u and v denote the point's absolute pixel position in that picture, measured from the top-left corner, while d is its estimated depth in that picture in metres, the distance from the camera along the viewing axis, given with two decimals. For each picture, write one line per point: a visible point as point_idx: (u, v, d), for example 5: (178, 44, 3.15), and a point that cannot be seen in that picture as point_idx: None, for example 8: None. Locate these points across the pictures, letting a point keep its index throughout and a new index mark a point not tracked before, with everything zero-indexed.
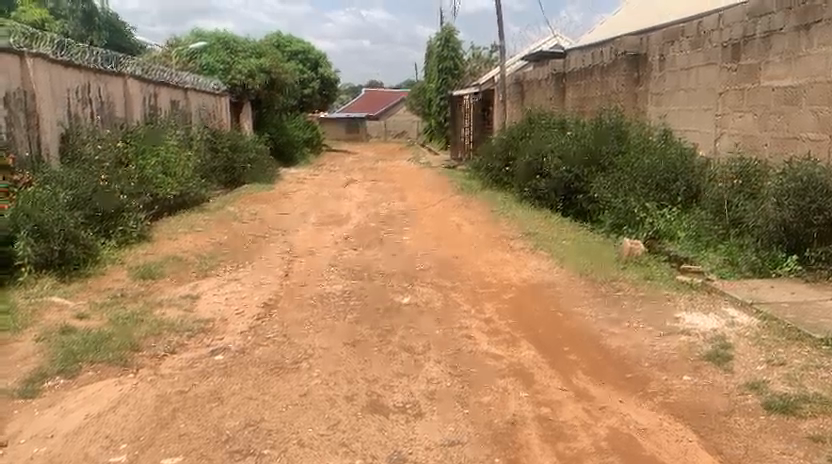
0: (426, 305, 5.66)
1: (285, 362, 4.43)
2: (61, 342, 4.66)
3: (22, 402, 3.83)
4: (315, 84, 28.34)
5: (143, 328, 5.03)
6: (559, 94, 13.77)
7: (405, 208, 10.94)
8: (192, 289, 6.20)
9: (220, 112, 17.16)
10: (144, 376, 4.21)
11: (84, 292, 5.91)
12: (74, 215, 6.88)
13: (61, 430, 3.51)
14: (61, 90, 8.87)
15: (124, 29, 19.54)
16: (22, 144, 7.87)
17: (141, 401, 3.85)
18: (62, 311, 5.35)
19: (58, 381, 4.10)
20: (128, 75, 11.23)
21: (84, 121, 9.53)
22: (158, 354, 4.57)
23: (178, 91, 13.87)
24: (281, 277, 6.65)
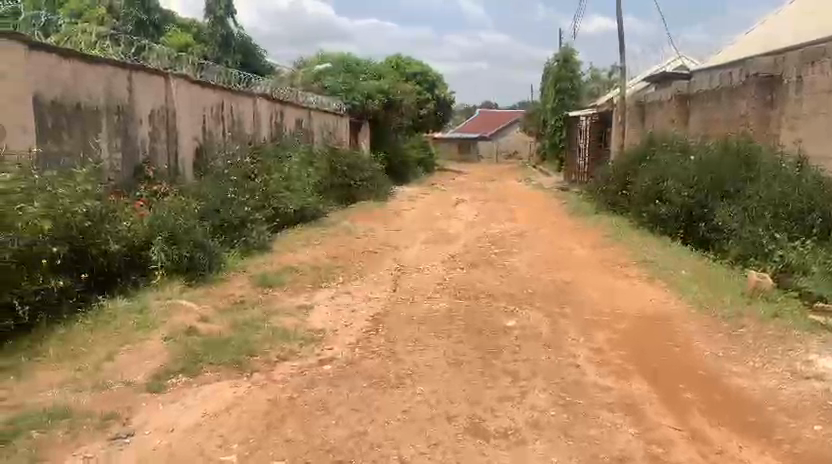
0: (533, 330, 5.57)
1: (390, 377, 4.50)
2: (187, 342, 5.00)
3: (149, 396, 4.15)
4: (431, 106, 28.88)
5: (260, 334, 5.30)
6: (683, 116, 13.18)
7: (516, 230, 10.83)
8: (306, 299, 6.47)
9: (340, 132, 17.84)
10: (257, 380, 4.43)
11: (209, 297, 6.31)
12: (203, 224, 7.38)
13: (181, 425, 3.76)
14: (198, 108, 9.60)
15: (257, 52, 20.83)
16: (161, 158, 8.60)
17: (253, 404, 4.05)
18: (189, 313, 5.75)
19: (180, 379, 4.40)
20: (258, 95, 11.95)
21: (217, 138, 10.25)
22: (271, 360, 4.80)
23: (302, 110, 14.60)
24: (390, 293, 6.79)
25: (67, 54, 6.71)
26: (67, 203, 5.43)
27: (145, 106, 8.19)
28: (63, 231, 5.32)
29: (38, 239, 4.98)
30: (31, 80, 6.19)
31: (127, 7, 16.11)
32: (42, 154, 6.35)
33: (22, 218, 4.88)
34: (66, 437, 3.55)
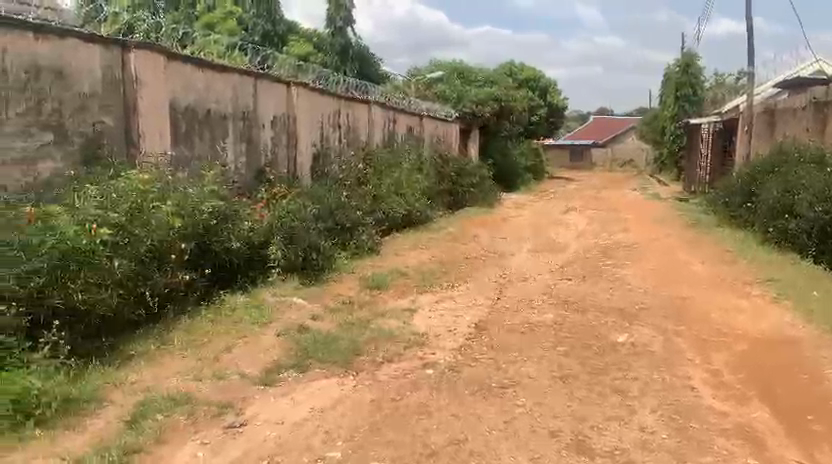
0: (644, 347, 5.36)
1: (492, 386, 4.49)
2: (298, 338, 5.23)
3: (262, 388, 4.37)
4: (543, 112, 28.51)
5: (366, 334, 5.45)
6: (819, 124, 12.21)
7: (628, 241, 10.45)
8: (411, 303, 6.57)
9: (450, 138, 17.97)
10: (362, 380, 4.55)
11: (321, 296, 6.56)
12: (318, 225, 7.69)
13: (290, 419, 3.93)
14: (316, 115, 10.00)
15: (373, 61, 21.45)
16: (281, 162, 9.05)
17: (358, 403, 4.16)
18: (301, 311, 6.00)
19: (291, 374, 4.61)
20: (373, 103, 12.30)
21: (333, 143, 10.63)
22: (376, 360, 4.92)
23: (414, 116, 14.86)
24: (494, 300, 6.76)
25: (200, 64, 7.23)
26: (196, 203, 5.84)
27: (268, 112, 8.65)
28: (191, 229, 5.70)
29: (169, 235, 5.38)
30: (168, 88, 6.71)
31: (255, 19, 17.10)
32: (175, 156, 6.86)
33: (157, 215, 5.29)
34: (187, 422, 3.81)
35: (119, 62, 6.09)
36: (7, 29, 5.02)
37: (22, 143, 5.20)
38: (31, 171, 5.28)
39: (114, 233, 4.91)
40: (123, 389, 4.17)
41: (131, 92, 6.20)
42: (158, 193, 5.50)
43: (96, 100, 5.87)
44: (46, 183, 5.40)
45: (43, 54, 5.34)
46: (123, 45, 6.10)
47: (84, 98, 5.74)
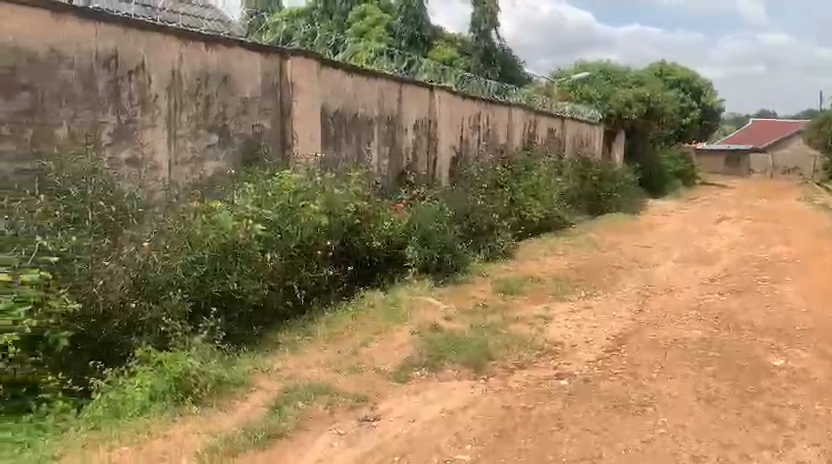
0: (805, 373, 4.90)
1: (630, 402, 4.30)
2: (432, 337, 5.32)
3: (396, 385, 4.50)
4: (696, 114, 26.87)
5: (499, 338, 5.43)
6: None
7: (789, 255, 9.58)
8: (546, 310, 6.46)
9: (594, 141, 17.42)
10: (494, 385, 4.55)
11: (454, 297, 6.62)
12: (453, 227, 7.77)
13: (421, 418, 4.01)
14: (457, 117, 10.12)
15: (516, 63, 21.33)
16: (421, 164, 9.24)
17: (489, 408, 4.16)
18: (435, 311, 6.10)
19: (424, 373, 4.71)
20: (513, 105, 12.24)
21: (472, 146, 10.70)
22: (508, 367, 4.88)
23: (556, 119, 14.57)
24: (635, 313, 6.47)
25: (350, 69, 7.56)
26: (341, 202, 6.12)
27: (411, 116, 8.88)
28: (335, 227, 6.00)
29: (316, 233, 5.68)
30: (320, 93, 7.09)
31: (403, 25, 17.68)
32: (324, 158, 7.23)
33: (305, 212, 5.62)
34: (325, 412, 4.01)
35: (278, 69, 6.54)
36: (183, 40, 5.57)
37: (192, 143, 5.71)
38: (200, 169, 5.81)
39: (268, 229, 5.28)
40: (269, 375, 4.47)
41: (287, 97, 6.64)
42: (307, 193, 5.84)
43: (256, 104, 6.34)
44: (210, 180, 5.91)
45: (212, 63, 5.85)
46: (281, 53, 6.55)
47: (246, 103, 6.22)
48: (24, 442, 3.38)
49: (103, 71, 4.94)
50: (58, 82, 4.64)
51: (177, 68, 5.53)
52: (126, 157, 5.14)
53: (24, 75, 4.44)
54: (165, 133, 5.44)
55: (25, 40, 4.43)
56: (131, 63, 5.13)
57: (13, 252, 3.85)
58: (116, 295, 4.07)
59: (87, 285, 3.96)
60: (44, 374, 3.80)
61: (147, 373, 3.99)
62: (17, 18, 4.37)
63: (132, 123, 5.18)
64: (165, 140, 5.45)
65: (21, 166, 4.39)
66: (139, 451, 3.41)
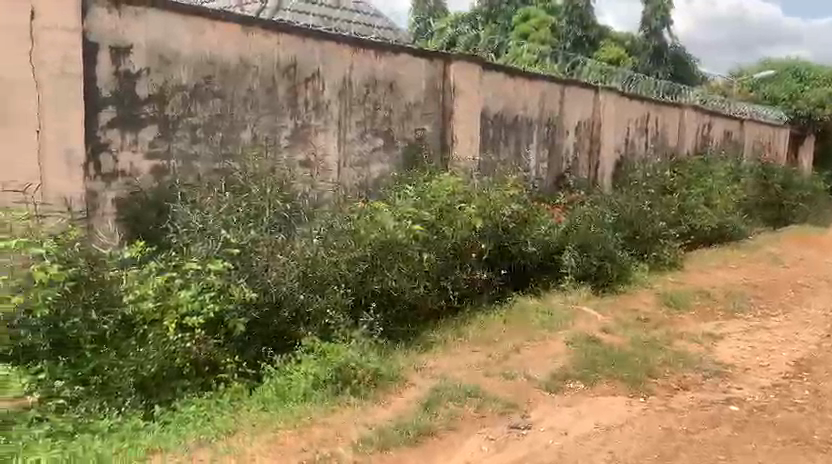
0: None
1: (812, 438, 3.88)
2: (587, 349, 5.15)
3: (547, 395, 4.42)
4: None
5: (661, 355, 5.14)
6: None
7: None
8: (715, 328, 6.00)
9: (778, 145, 15.90)
10: (653, 404, 4.31)
11: (613, 308, 6.35)
12: (615, 235, 7.45)
13: (573, 431, 3.90)
14: (623, 120, 9.71)
15: (690, 61, 20.10)
16: (582, 168, 8.98)
17: (647, 428, 3.95)
18: (591, 321, 5.90)
19: (577, 385, 4.59)
20: (686, 106, 11.52)
21: (638, 149, 10.22)
22: (670, 386, 4.61)
23: (734, 121, 13.50)
24: (821, 338, 5.82)
25: (512, 72, 7.53)
26: (497, 205, 6.12)
27: (574, 118, 8.66)
28: (490, 230, 6.02)
29: (471, 235, 5.75)
30: (482, 96, 7.14)
31: (568, 25, 17.40)
32: (483, 161, 7.25)
33: (462, 215, 5.69)
34: (475, 415, 4.03)
35: (441, 73, 6.67)
36: (355, 48, 5.86)
37: (359, 146, 5.99)
38: (365, 171, 6.09)
39: (426, 230, 5.43)
40: (421, 372, 4.59)
41: (449, 101, 6.75)
42: (464, 196, 5.91)
43: (420, 109, 6.52)
44: (375, 181, 6.17)
45: (380, 68, 6.09)
46: (446, 58, 6.68)
47: (410, 107, 6.41)
48: (206, 416, 3.70)
49: (284, 78, 5.34)
50: (245, 88, 5.10)
51: (348, 75, 5.83)
52: (301, 159, 5.52)
53: (217, 84, 4.94)
54: (335, 136, 5.77)
55: (219, 52, 4.93)
56: (308, 70, 5.49)
57: (204, 242, 4.29)
58: (287, 287, 4.37)
59: (261, 276, 4.32)
60: (223, 355, 4.13)
61: (310, 362, 4.24)
62: (213, 33, 4.88)
63: (306, 127, 5.54)
64: (336, 143, 5.78)
65: (215, 165, 4.96)
66: (300, 435, 3.63)
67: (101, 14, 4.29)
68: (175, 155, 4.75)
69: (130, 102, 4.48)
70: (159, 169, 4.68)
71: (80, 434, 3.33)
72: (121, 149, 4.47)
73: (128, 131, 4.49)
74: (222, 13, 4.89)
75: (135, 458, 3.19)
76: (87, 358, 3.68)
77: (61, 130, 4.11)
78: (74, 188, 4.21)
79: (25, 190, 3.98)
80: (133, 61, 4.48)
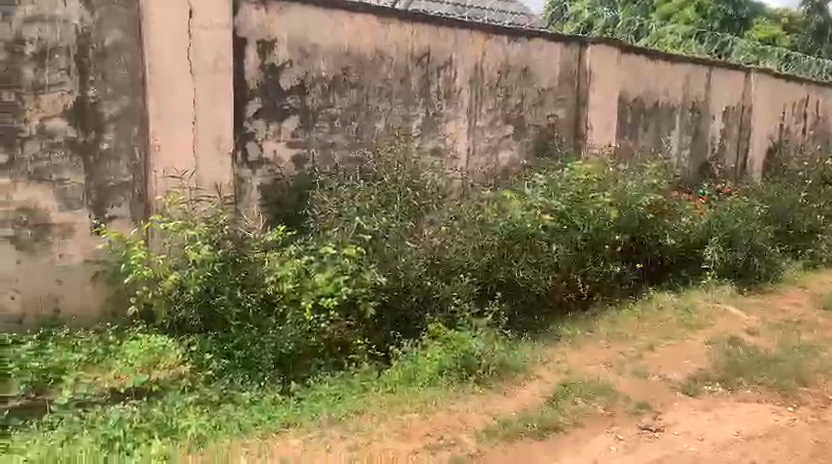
0: None
1: None
2: (730, 350, 4.83)
3: (683, 397, 4.21)
4: None
5: (816, 361, 4.71)
6: None
7: None
8: None
9: None
10: (804, 415, 3.97)
11: (761, 308, 5.89)
12: (766, 228, 6.89)
13: (711, 438, 3.69)
14: (779, 104, 8.93)
15: None
16: (730, 156, 8.36)
17: (796, 441, 3.65)
18: (735, 321, 5.51)
19: (717, 389, 4.32)
20: None
21: (795, 136, 9.36)
22: (825, 397, 4.22)
23: None
24: None
25: (653, 54, 7.15)
26: (634, 195, 5.86)
27: (721, 103, 8.08)
28: (625, 222, 5.78)
29: (605, 226, 5.55)
30: (620, 81, 6.84)
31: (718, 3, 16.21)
32: (619, 148, 6.96)
33: (595, 205, 5.52)
34: (604, 413, 3.92)
35: (577, 58, 6.47)
36: (488, 35, 5.82)
37: (489, 134, 5.96)
38: (495, 159, 6.05)
39: (556, 220, 5.33)
40: (547, 366, 4.53)
41: (584, 86, 6.53)
42: (598, 186, 5.71)
43: (552, 95, 6.36)
44: (504, 169, 6.11)
45: (513, 55, 6.00)
46: (582, 42, 6.46)
47: (543, 93, 6.27)
48: (337, 394, 3.88)
49: (417, 67, 5.42)
50: (379, 78, 5.23)
51: (480, 62, 5.80)
52: (431, 147, 5.59)
53: (353, 74, 5.10)
54: (465, 124, 5.77)
55: (356, 44, 5.08)
56: (440, 58, 5.52)
57: (340, 228, 4.45)
58: (415, 274, 4.47)
59: (392, 262, 4.44)
60: (355, 337, 4.30)
61: (437, 348, 4.28)
62: (351, 25, 5.04)
63: (438, 115, 5.59)
64: (466, 130, 5.79)
65: (351, 153, 5.13)
66: (426, 420, 3.72)
67: (250, 11, 4.58)
68: (313, 144, 4.96)
69: (274, 93, 4.74)
70: (299, 157, 4.91)
71: (224, 404, 3.65)
72: (266, 138, 4.74)
73: (272, 121, 4.75)
74: (360, 5, 5.04)
75: (272, 432, 3.44)
76: (232, 334, 3.96)
77: (213, 121, 4.46)
78: (226, 174, 4.56)
79: (182, 176, 4.38)
80: (277, 54, 4.73)
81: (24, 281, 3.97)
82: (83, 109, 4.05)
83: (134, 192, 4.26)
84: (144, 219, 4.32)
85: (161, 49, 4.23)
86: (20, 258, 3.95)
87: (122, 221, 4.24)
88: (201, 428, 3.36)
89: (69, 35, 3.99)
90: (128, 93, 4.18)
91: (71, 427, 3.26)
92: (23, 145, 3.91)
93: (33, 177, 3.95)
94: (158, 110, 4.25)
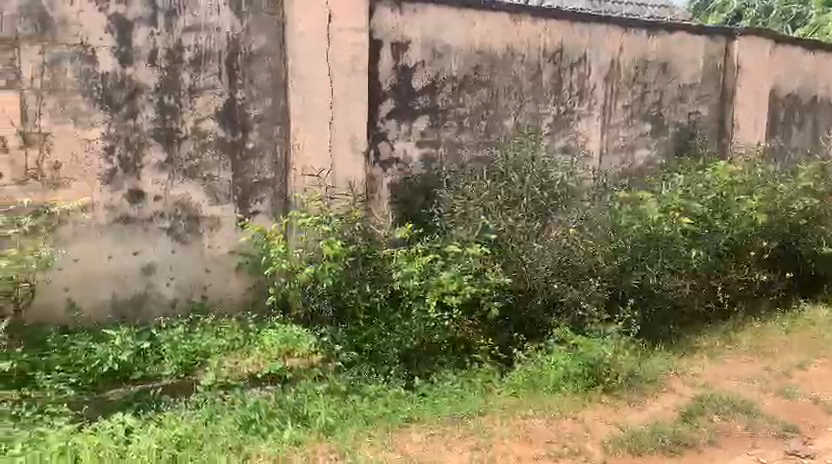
0: None
1: None
2: None
3: None
4: None
5: None
6: None
7: None
8: None
9: None
10: None
11: None
12: None
13: None
14: None
15: None
16: None
17: None
18: None
19: None
20: None
21: None
22: None
23: None
24: None
25: (812, 45, 6.54)
26: (786, 198, 5.40)
27: None
28: (773, 228, 5.37)
29: (751, 231, 5.20)
30: (772, 74, 6.32)
31: None
32: (770, 147, 6.44)
33: (740, 208, 5.15)
34: (744, 432, 3.67)
35: (723, 52, 6.06)
36: (626, 29, 5.59)
37: (625, 132, 5.73)
38: (630, 158, 5.81)
39: (695, 224, 5.03)
40: (682, 379, 4.30)
41: (731, 81, 6.10)
42: (744, 188, 5.32)
43: (695, 91, 6.00)
44: (639, 169, 5.85)
45: (652, 49, 5.73)
46: (729, 34, 6.04)
47: (684, 89, 5.94)
48: (458, 393, 3.92)
49: (549, 64, 5.32)
50: (510, 77, 5.19)
51: (616, 58, 5.59)
52: (562, 145, 5.48)
53: (484, 73, 5.10)
54: (599, 122, 5.58)
55: (488, 42, 5.07)
56: (574, 55, 5.38)
57: (465, 228, 4.48)
58: (541, 275, 4.41)
59: (518, 263, 4.42)
60: (478, 337, 4.35)
61: (562, 353, 4.20)
62: (483, 24, 5.03)
63: (570, 113, 5.46)
64: (599, 128, 5.60)
65: (478, 152, 5.15)
66: (549, 426, 3.66)
67: (384, 13, 4.70)
68: (443, 143, 5.02)
69: (406, 93, 4.85)
70: (428, 156, 4.99)
71: (352, 394, 3.80)
72: (397, 137, 4.86)
73: (403, 121, 4.87)
74: (492, 3, 5.02)
75: (396, 425, 3.55)
76: (361, 327, 4.13)
77: (349, 121, 4.63)
78: (358, 172, 4.71)
79: (319, 174, 4.58)
80: (410, 55, 4.83)
81: (177, 269, 4.33)
82: (232, 110, 4.36)
83: (275, 188, 4.54)
84: (283, 214, 4.59)
85: (301, 51, 4.45)
86: (174, 247, 4.32)
87: (264, 217, 4.54)
88: (330, 417, 3.53)
89: (221, 41, 4.29)
90: (271, 95, 4.45)
91: (213, 407, 3.53)
92: (180, 145, 4.26)
93: (187, 174, 4.30)
94: (298, 110, 4.49)
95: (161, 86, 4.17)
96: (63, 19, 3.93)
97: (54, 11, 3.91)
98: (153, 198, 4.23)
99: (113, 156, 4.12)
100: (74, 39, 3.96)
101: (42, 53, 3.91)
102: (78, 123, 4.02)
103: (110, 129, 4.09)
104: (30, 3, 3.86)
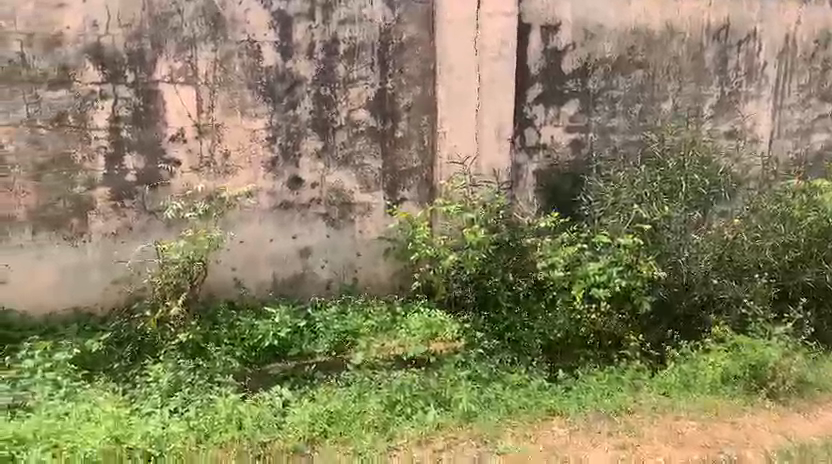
0: None
1: None
2: None
3: None
4: None
5: None
6: None
7: None
8: None
9: None
10: None
11: None
12: None
13: None
14: None
15: None
16: None
17: None
18: None
19: None
20: None
21: None
22: None
23: None
24: None
25: None
26: None
27: None
28: None
29: None
30: None
31: None
32: None
33: None
34: None
35: None
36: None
37: (800, 114, 5.20)
38: (805, 142, 5.26)
39: None
40: None
41: None
42: None
43: None
44: (817, 154, 5.29)
45: None
46: None
47: None
48: (605, 390, 3.76)
49: (713, 42, 4.93)
50: (669, 57, 4.88)
51: (792, 32, 5.06)
52: (726, 130, 5.08)
53: (640, 53, 4.83)
54: (769, 104, 5.10)
55: (644, 20, 4.80)
56: (742, 30, 4.94)
57: (616, 218, 4.24)
58: (700, 269, 4.12)
59: (675, 254, 4.13)
60: (628, 332, 4.11)
61: (721, 353, 3.96)
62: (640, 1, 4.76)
63: (735, 94, 5.04)
64: (770, 110, 5.12)
65: (632, 137, 4.91)
66: (704, 429, 3.47)
67: None
68: (593, 129, 4.85)
69: (555, 76, 4.72)
70: (578, 142, 4.85)
71: (494, 382, 3.77)
72: (545, 123, 4.77)
73: (552, 105, 4.76)
74: None
75: (537, 417, 3.53)
76: (503, 315, 4.14)
77: (496, 108, 4.61)
78: (503, 160, 4.68)
79: (464, 162, 4.62)
80: (561, 37, 4.68)
81: (332, 252, 4.58)
82: (383, 100, 4.51)
83: (422, 176, 4.66)
84: (429, 202, 4.69)
85: (450, 39, 4.48)
86: (329, 232, 4.56)
87: (412, 203, 4.67)
88: (472, 404, 3.53)
89: (374, 32, 4.43)
90: (420, 83, 4.54)
91: (362, 386, 3.68)
92: (335, 134, 4.47)
93: (341, 162, 4.51)
94: (445, 98, 4.55)
95: (318, 77, 4.39)
96: (233, 18, 4.23)
97: (225, 10, 4.22)
98: (311, 185, 4.49)
99: (275, 145, 4.41)
100: (242, 35, 4.26)
101: (215, 51, 4.24)
102: (245, 115, 4.34)
103: (273, 120, 4.38)
104: (206, 4, 4.19)
